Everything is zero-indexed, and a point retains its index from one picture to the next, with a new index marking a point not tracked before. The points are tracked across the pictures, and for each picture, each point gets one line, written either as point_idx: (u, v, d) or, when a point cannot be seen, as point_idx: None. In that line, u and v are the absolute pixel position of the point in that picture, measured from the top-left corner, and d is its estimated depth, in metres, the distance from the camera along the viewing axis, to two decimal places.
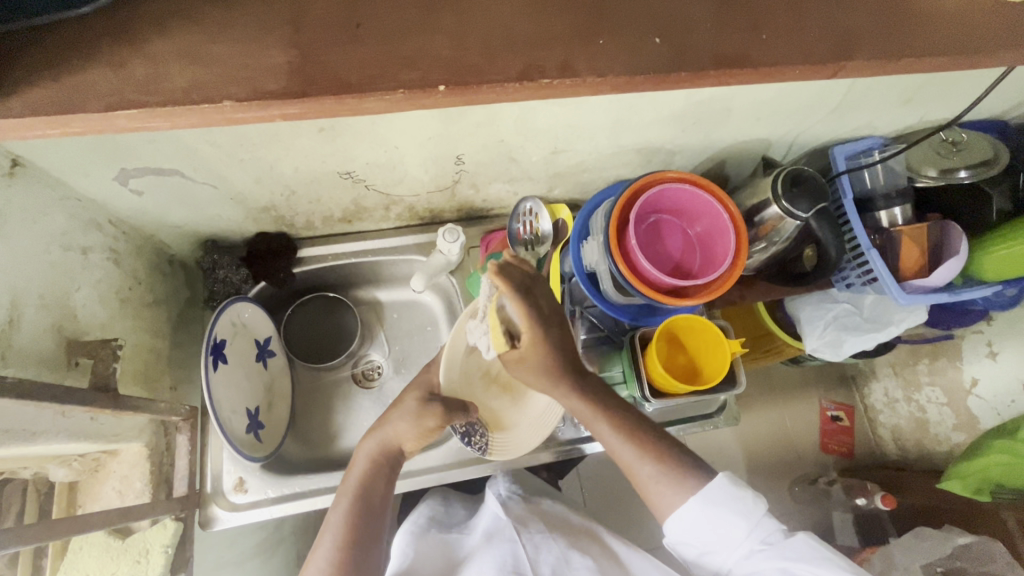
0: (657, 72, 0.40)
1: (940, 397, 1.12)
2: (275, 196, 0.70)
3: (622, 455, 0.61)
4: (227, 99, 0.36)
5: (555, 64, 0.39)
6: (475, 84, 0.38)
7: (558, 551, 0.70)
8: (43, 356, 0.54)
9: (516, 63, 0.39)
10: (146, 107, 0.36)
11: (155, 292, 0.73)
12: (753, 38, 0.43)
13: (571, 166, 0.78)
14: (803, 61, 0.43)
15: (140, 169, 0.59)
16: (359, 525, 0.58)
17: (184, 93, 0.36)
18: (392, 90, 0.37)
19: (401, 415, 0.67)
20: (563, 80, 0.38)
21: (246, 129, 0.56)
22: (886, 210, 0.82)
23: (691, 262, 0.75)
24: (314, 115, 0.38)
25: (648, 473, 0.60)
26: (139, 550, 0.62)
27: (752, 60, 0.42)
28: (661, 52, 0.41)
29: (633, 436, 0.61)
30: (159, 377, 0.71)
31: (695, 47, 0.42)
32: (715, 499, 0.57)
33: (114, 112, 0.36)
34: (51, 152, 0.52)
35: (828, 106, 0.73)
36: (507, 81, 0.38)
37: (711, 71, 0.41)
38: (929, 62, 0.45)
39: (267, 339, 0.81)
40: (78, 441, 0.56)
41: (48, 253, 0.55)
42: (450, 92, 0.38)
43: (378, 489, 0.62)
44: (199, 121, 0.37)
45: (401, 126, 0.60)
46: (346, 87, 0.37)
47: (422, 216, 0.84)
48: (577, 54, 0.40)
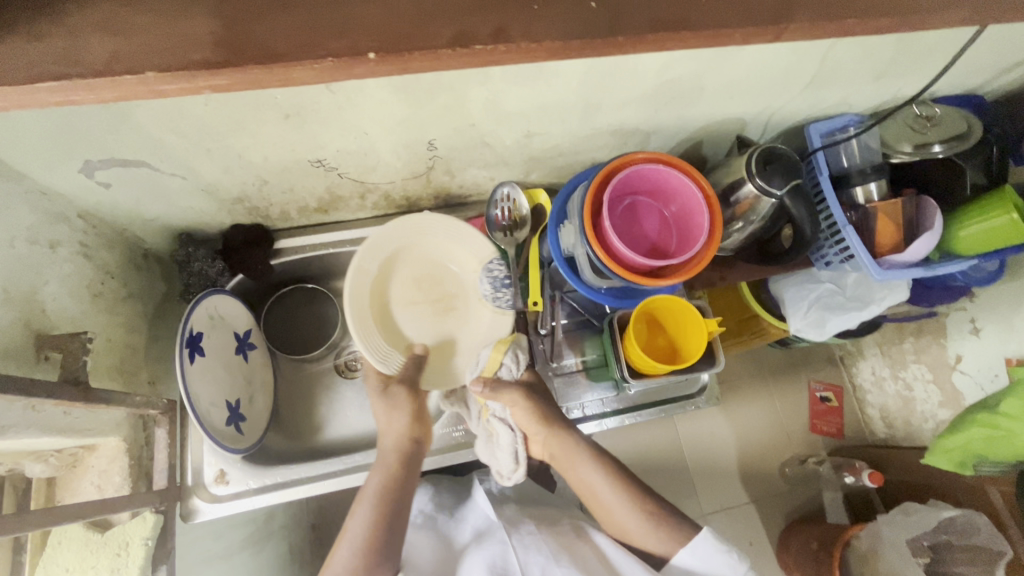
0: (592, 36, 0.40)
1: (926, 374, 1.14)
2: (246, 186, 0.70)
3: (610, 503, 0.72)
4: (152, 70, 0.35)
5: (487, 30, 0.39)
6: (406, 51, 0.37)
7: (547, 551, 0.71)
8: (11, 349, 0.53)
9: (448, 30, 0.39)
10: (66, 79, 0.35)
11: (129, 287, 0.72)
12: (691, 3, 0.42)
13: (546, 150, 0.78)
14: (743, 23, 0.42)
15: (104, 160, 0.58)
16: (381, 533, 0.65)
17: (106, 64, 0.35)
18: (322, 57, 0.36)
19: (389, 412, 0.75)
20: (495, 46, 0.38)
21: (209, 117, 0.55)
22: (863, 186, 0.81)
23: (668, 242, 0.75)
24: (242, 86, 0.37)
25: (643, 527, 0.70)
26: (119, 543, 0.62)
27: (688, 23, 0.42)
28: (595, 16, 0.41)
29: (626, 487, 0.72)
30: (137, 371, 0.71)
31: (634, 12, 0.41)
32: (702, 550, 0.67)
33: (36, 84, 0.35)
34: (10, 144, 0.52)
35: (801, 82, 0.73)
36: (439, 48, 0.38)
37: (648, 35, 0.41)
38: (875, 24, 0.45)
39: (247, 332, 0.81)
40: (50, 435, 0.55)
41: (13, 246, 0.55)
42: (382, 60, 0.37)
43: (396, 498, 0.68)
44: (123, 93, 0.36)
45: (369, 111, 0.60)
46: (277, 56, 0.36)
47: (399, 204, 0.84)
48: (510, 20, 0.39)
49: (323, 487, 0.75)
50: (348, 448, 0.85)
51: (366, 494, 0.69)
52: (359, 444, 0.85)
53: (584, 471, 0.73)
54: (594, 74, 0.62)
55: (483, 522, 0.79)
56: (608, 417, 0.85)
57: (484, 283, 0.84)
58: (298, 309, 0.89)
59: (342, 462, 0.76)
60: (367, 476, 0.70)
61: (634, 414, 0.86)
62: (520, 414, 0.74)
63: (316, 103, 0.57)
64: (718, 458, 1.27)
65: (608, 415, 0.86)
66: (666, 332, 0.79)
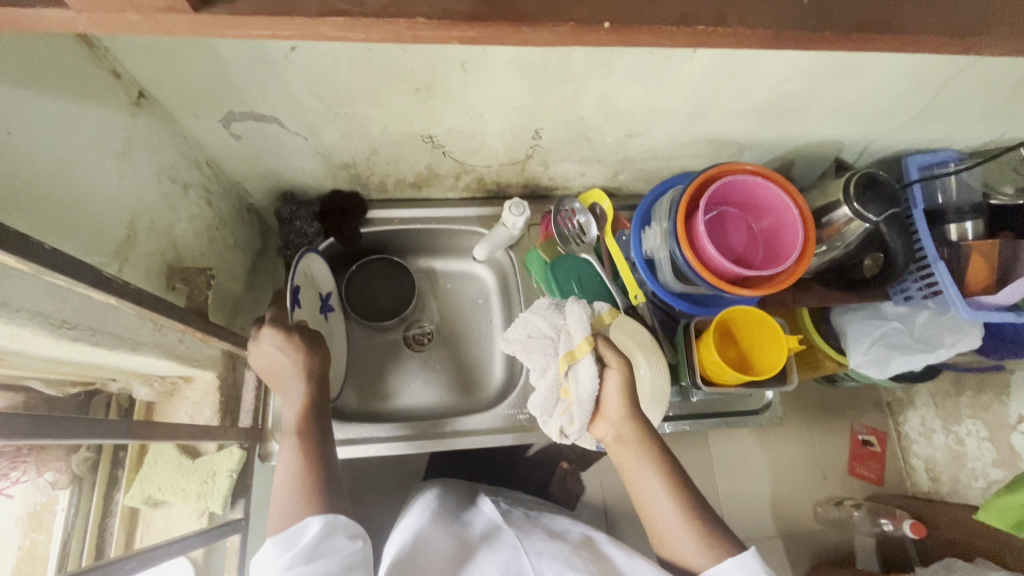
0: (808, 30, 0.39)
1: (982, 431, 1.09)
2: (357, 153, 0.73)
3: (657, 501, 0.62)
4: (420, 16, 0.34)
5: (711, 14, 0.38)
6: (638, 26, 0.36)
7: (561, 557, 0.64)
8: (149, 274, 0.57)
9: (676, 9, 0.37)
10: (348, 16, 0.33)
11: (235, 236, 0.77)
12: (896, 4, 0.41)
13: (641, 153, 0.80)
14: (951, 29, 0.40)
15: (244, 113, 0.62)
16: (310, 461, 0.60)
17: (383, 7, 0.34)
18: (564, 22, 0.35)
19: (270, 352, 0.63)
20: (720, 30, 0.37)
21: (348, 82, 0.59)
22: (958, 224, 0.79)
23: (753, 256, 0.76)
24: (485, 43, 0.36)
25: (683, 535, 0.60)
26: (208, 471, 0.65)
27: (897, 26, 0.40)
28: (807, 11, 0.40)
29: (676, 487, 0.63)
30: (234, 314, 0.75)
31: (840, 6, 0.40)
32: (750, 567, 0.55)
33: (323, 18, 0.33)
34: (173, 86, 0.56)
35: (912, 111, 0.72)
36: (665, 24, 0.36)
37: (853, 34, 0.39)
38: None
39: (329, 295, 0.83)
40: (168, 359, 0.60)
41: (159, 182, 0.59)
42: (615, 31, 0.35)
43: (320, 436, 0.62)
44: (387, 36, 0.35)
45: (491, 93, 0.62)
46: (525, 17, 0.35)
47: (488, 189, 0.86)
48: (731, 6, 0.38)
49: (392, 450, 0.78)
50: (406, 418, 0.88)
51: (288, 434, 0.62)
52: (419, 415, 0.88)
53: (640, 461, 0.64)
54: (713, 79, 0.63)
55: (492, 530, 0.74)
56: (667, 421, 0.86)
57: None
58: (374, 280, 0.91)
59: (412, 429, 0.80)
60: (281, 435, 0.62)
61: (697, 422, 0.86)
62: (614, 380, 0.67)
63: (448, 81, 0.60)
64: (753, 485, 1.25)
65: (665, 420, 0.86)
66: (740, 345, 0.78)
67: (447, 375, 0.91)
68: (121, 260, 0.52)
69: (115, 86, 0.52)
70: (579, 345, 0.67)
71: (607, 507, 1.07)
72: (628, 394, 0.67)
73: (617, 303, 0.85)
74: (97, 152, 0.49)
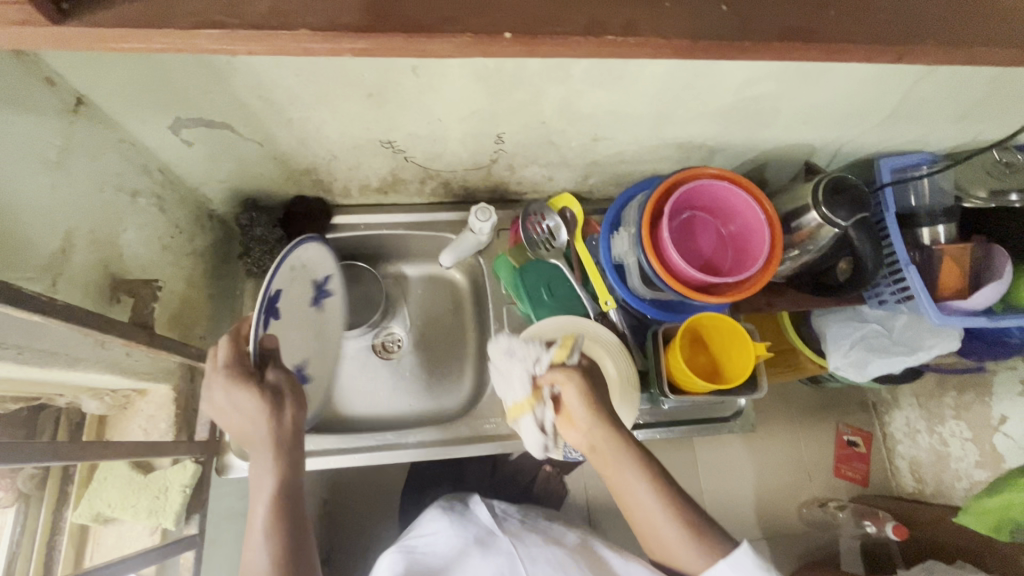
0: (720, 37, 0.40)
1: (965, 432, 1.05)
2: (316, 159, 0.72)
3: (644, 507, 0.58)
4: (305, 28, 0.36)
5: (619, 22, 0.39)
6: (540, 35, 0.37)
7: (554, 561, 0.68)
8: (90, 286, 0.56)
9: (582, 18, 0.39)
10: (226, 29, 0.36)
11: (194, 244, 0.75)
12: (816, 13, 0.42)
13: (609, 157, 0.78)
14: (869, 39, 0.41)
15: (193, 119, 0.61)
16: (281, 527, 0.49)
17: (265, 19, 0.36)
18: (458, 33, 0.37)
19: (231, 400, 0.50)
20: (626, 38, 0.38)
21: (296, 88, 0.57)
22: (931, 227, 0.79)
23: (722, 262, 0.75)
24: (381, 54, 0.38)
25: (675, 535, 0.56)
26: (161, 486, 0.64)
27: (814, 35, 0.41)
28: (726, 19, 0.41)
29: (660, 486, 0.59)
30: (192, 325, 0.74)
31: (763, 16, 0.41)
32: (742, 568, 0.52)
33: (197, 31, 0.35)
34: (114, 93, 0.55)
35: (879, 114, 0.71)
36: (570, 34, 0.38)
37: (775, 43, 0.40)
38: (997, 58, 0.43)
39: (327, 278, 0.77)
40: (113, 373, 0.58)
41: (101, 190, 0.57)
42: (515, 40, 0.37)
43: (294, 486, 0.52)
44: (271, 48, 0.37)
45: (447, 98, 0.61)
46: (420, 27, 0.37)
47: (457, 193, 0.85)
48: (640, 16, 0.40)
49: (353, 460, 0.77)
50: (373, 427, 0.86)
51: (256, 488, 0.51)
52: (386, 424, 0.86)
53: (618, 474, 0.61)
54: (673, 83, 0.61)
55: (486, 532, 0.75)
56: (639, 429, 0.85)
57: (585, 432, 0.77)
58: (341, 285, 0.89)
59: (375, 439, 0.79)
60: (253, 456, 0.51)
61: (667, 430, 0.85)
62: (572, 393, 0.64)
63: (400, 85, 0.58)
64: (736, 490, 1.19)
65: (637, 428, 0.84)
66: (710, 351, 0.77)
67: (417, 383, 0.89)
68: (51, 276, 0.50)
69: (49, 93, 0.50)
70: (519, 404, 0.68)
71: (589, 512, 1.05)
72: (591, 402, 0.64)
73: (588, 310, 0.84)
74: (25, 161, 0.47)
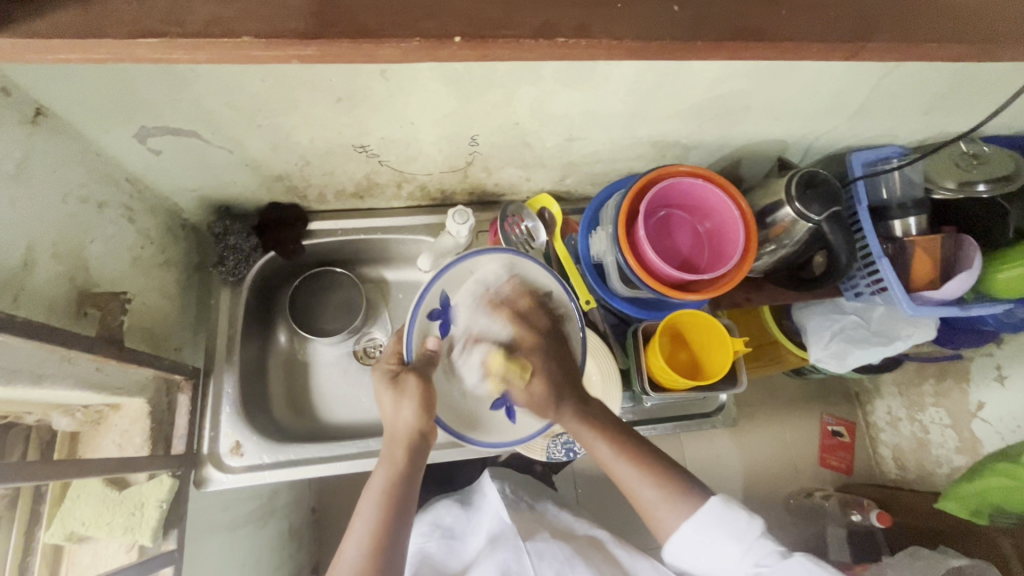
0: (674, 38, 0.40)
1: (944, 419, 1.07)
2: (289, 165, 0.71)
3: (618, 474, 0.59)
4: (246, 35, 0.36)
5: (572, 24, 0.39)
6: (490, 38, 0.38)
7: (561, 557, 0.70)
8: (54, 300, 0.55)
9: (534, 20, 0.39)
10: (166, 37, 0.35)
11: (167, 254, 0.74)
12: (771, 12, 0.42)
13: (585, 156, 0.78)
14: (823, 38, 0.42)
15: (159, 127, 0.60)
16: (386, 535, 0.54)
17: (204, 27, 0.36)
18: (409, 37, 0.37)
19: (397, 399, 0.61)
20: (579, 40, 0.38)
21: (264, 94, 0.57)
22: (903, 219, 0.80)
23: (699, 258, 0.75)
24: (331, 59, 0.38)
25: (650, 500, 0.56)
26: (135, 503, 0.63)
27: (769, 34, 0.42)
28: (678, 19, 0.41)
29: (633, 453, 0.59)
30: (165, 337, 0.73)
31: (714, 17, 0.42)
32: (706, 523, 0.54)
33: (136, 40, 0.35)
34: (75, 103, 0.54)
35: (848, 109, 0.72)
36: (523, 37, 0.38)
37: (728, 43, 0.41)
38: (954, 52, 0.44)
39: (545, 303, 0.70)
40: (82, 389, 0.57)
41: (64, 202, 0.56)
42: (465, 45, 0.38)
43: (403, 495, 0.57)
44: (213, 56, 0.36)
45: (418, 101, 0.60)
46: (366, 31, 0.37)
47: (434, 197, 0.84)
48: (595, 16, 0.40)
49: (334, 469, 0.76)
50: (356, 434, 0.85)
51: (371, 489, 0.58)
52: (369, 430, 0.85)
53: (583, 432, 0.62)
54: (643, 83, 0.62)
55: (495, 524, 0.76)
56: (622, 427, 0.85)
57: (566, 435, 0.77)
58: (321, 291, 0.88)
59: (356, 447, 0.77)
60: (376, 466, 0.59)
61: (650, 427, 0.85)
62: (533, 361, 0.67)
63: (369, 89, 0.58)
64: (726, 485, 1.19)
65: None
66: (690, 347, 0.78)
67: None
68: (12, 293, 0.49)
69: (4, 103, 0.49)
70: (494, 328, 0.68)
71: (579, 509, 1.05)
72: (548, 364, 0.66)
73: None
74: None
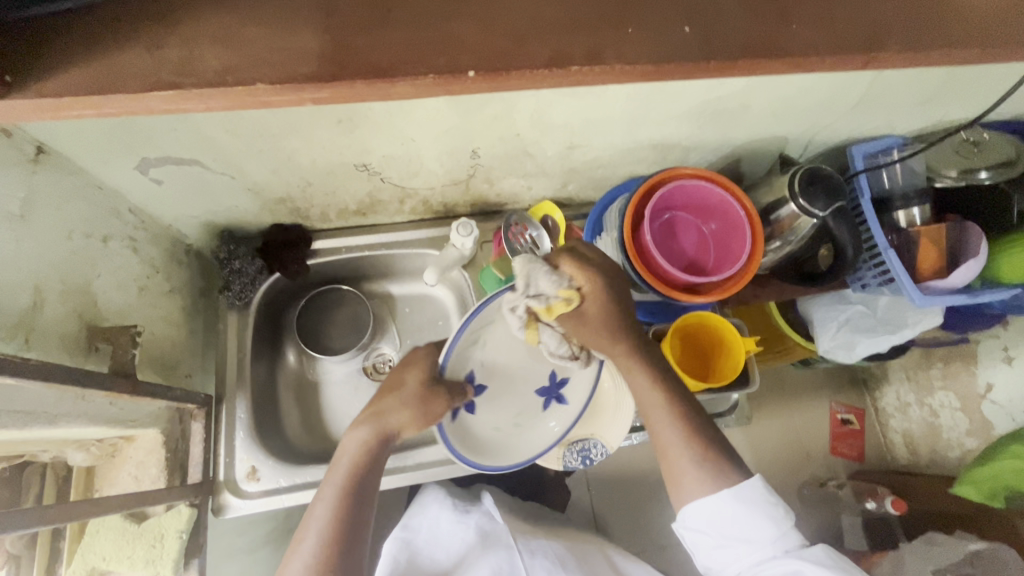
0: (686, 60, 0.40)
1: (954, 402, 1.06)
2: (290, 187, 0.71)
3: (663, 439, 0.60)
4: (258, 81, 0.36)
5: (583, 51, 0.39)
6: (504, 70, 0.38)
7: (553, 558, 0.72)
8: (65, 338, 0.54)
9: (545, 50, 0.39)
10: (179, 89, 0.36)
11: (172, 281, 0.73)
12: (780, 28, 0.43)
13: (586, 162, 0.78)
14: (831, 51, 0.42)
15: (160, 158, 0.59)
16: (344, 527, 0.57)
17: (217, 76, 0.36)
18: (422, 74, 0.37)
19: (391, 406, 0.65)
20: (591, 68, 0.38)
21: (265, 120, 0.57)
22: (905, 211, 0.80)
23: (705, 259, 0.75)
24: (343, 99, 0.38)
25: (688, 461, 0.58)
26: (155, 535, 0.63)
27: (779, 50, 0.42)
28: (689, 39, 0.41)
29: (679, 416, 0.60)
30: (175, 366, 0.73)
31: (724, 35, 0.42)
32: (747, 496, 0.55)
33: (148, 93, 0.36)
34: (76, 140, 0.53)
35: (847, 104, 0.72)
36: (536, 68, 0.38)
37: (739, 60, 0.41)
38: (959, 56, 0.44)
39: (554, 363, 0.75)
40: (97, 425, 0.57)
41: (70, 239, 0.56)
42: (479, 78, 0.37)
43: (363, 490, 0.60)
44: (225, 102, 0.37)
45: (419, 118, 0.60)
46: (377, 72, 0.37)
47: (436, 210, 0.84)
48: (606, 42, 0.40)
49: None
50: None
51: (326, 489, 0.60)
52: None
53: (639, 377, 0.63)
54: (642, 90, 0.62)
55: (487, 524, 0.77)
56: (634, 432, 0.85)
57: (578, 442, 0.76)
58: (329, 309, 0.88)
59: None
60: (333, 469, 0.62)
61: None
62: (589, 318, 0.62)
63: (370, 111, 0.58)
64: None
65: (632, 431, 0.85)
66: (700, 349, 0.78)
67: None
68: (23, 334, 0.49)
69: (6, 145, 0.49)
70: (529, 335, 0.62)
71: (594, 509, 1.05)
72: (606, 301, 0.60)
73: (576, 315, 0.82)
74: None
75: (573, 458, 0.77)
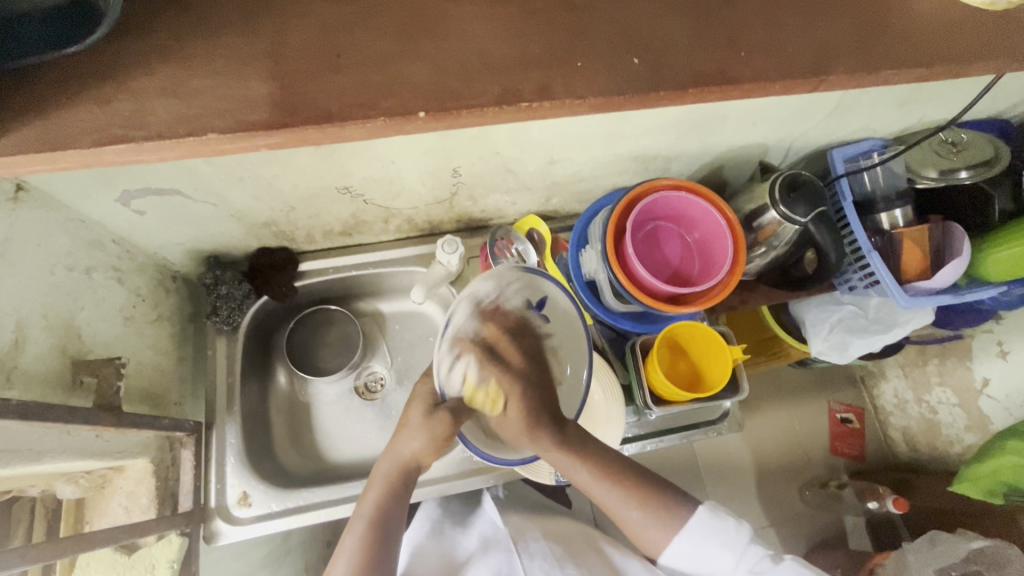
0: (637, 91, 0.41)
1: (951, 398, 1.06)
2: (273, 212, 0.71)
3: (607, 502, 0.61)
4: (211, 131, 0.37)
5: (534, 86, 0.40)
6: (455, 109, 0.38)
7: (552, 559, 0.71)
8: (48, 375, 0.55)
9: (496, 87, 0.39)
10: (133, 141, 0.37)
11: (159, 309, 0.74)
12: (731, 55, 0.43)
13: (568, 176, 0.79)
14: (783, 75, 0.43)
15: (140, 189, 0.60)
16: (373, 557, 0.58)
17: (170, 127, 0.37)
18: (374, 116, 0.38)
19: (412, 430, 0.62)
20: (542, 102, 0.39)
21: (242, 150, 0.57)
22: (888, 213, 0.81)
23: (690, 268, 0.76)
24: (300, 142, 0.39)
25: (635, 520, 0.61)
26: (145, 566, 0.64)
27: (731, 77, 0.42)
28: (639, 71, 0.42)
29: (619, 482, 0.61)
30: (163, 395, 0.73)
31: (673, 66, 0.42)
32: (698, 534, 0.59)
33: (102, 147, 0.36)
34: (55, 177, 0.54)
35: (823, 110, 0.73)
36: (486, 105, 0.39)
37: (690, 89, 0.41)
38: (917, 72, 0.45)
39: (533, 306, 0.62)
40: (83, 459, 0.57)
41: (52, 274, 0.56)
42: (430, 118, 0.38)
43: (393, 514, 0.61)
44: (180, 153, 0.38)
45: (395, 142, 0.61)
46: (332, 116, 0.38)
47: (421, 227, 0.84)
48: (556, 78, 0.40)
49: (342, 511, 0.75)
50: (363, 470, 0.84)
51: (364, 509, 0.61)
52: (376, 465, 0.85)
53: (563, 461, 0.61)
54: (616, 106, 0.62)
55: (491, 531, 0.78)
56: (628, 443, 0.85)
57: None
58: (319, 329, 0.88)
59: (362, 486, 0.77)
60: (369, 486, 0.63)
61: (657, 440, 0.85)
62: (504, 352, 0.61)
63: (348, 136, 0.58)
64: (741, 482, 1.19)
65: (626, 442, 0.85)
66: (689, 358, 0.78)
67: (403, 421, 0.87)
68: (5, 373, 0.49)
69: None
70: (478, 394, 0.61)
71: (596, 518, 1.04)
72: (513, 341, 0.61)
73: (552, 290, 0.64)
74: None
75: (566, 472, 0.77)
